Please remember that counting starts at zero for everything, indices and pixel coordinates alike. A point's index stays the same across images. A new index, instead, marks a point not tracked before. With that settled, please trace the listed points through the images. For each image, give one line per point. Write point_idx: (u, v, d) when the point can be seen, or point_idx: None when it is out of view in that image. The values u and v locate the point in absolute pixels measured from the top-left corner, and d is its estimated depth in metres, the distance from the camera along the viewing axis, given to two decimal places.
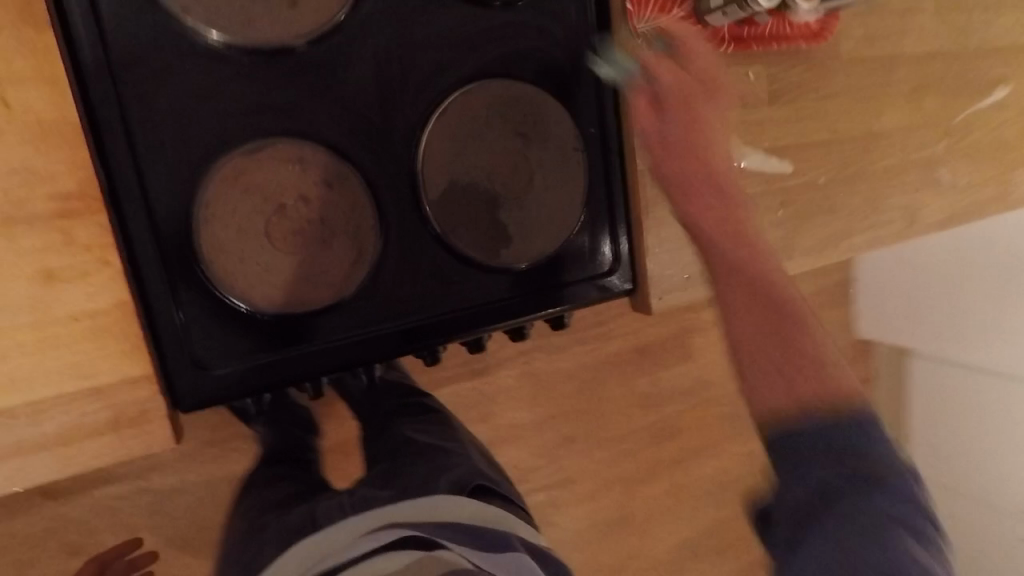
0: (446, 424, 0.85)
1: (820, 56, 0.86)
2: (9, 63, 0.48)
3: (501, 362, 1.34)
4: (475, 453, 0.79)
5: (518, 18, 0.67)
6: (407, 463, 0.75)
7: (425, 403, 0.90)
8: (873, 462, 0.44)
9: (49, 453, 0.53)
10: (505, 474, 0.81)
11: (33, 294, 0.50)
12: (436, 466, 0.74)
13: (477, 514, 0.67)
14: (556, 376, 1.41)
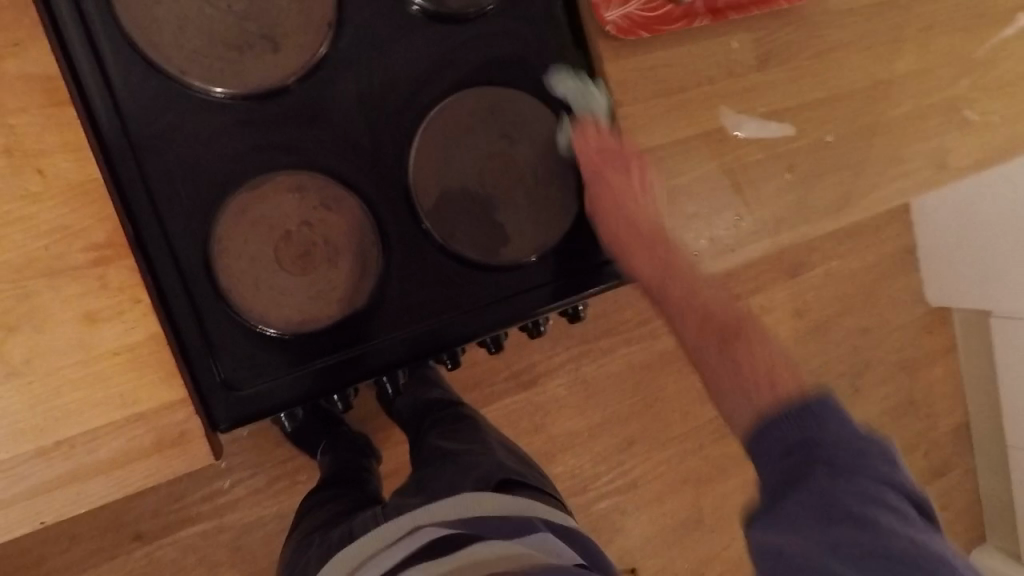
0: (478, 428, 0.87)
1: (806, 14, 0.85)
2: (38, 136, 0.55)
3: (548, 372, 1.35)
4: (504, 451, 0.81)
5: (490, 27, 0.70)
6: (438, 466, 0.77)
7: (457, 410, 0.93)
8: (840, 442, 0.51)
9: (107, 476, 0.59)
10: (536, 467, 0.82)
11: (78, 335, 0.57)
12: (462, 467, 0.75)
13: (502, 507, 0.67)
14: (606, 381, 1.39)
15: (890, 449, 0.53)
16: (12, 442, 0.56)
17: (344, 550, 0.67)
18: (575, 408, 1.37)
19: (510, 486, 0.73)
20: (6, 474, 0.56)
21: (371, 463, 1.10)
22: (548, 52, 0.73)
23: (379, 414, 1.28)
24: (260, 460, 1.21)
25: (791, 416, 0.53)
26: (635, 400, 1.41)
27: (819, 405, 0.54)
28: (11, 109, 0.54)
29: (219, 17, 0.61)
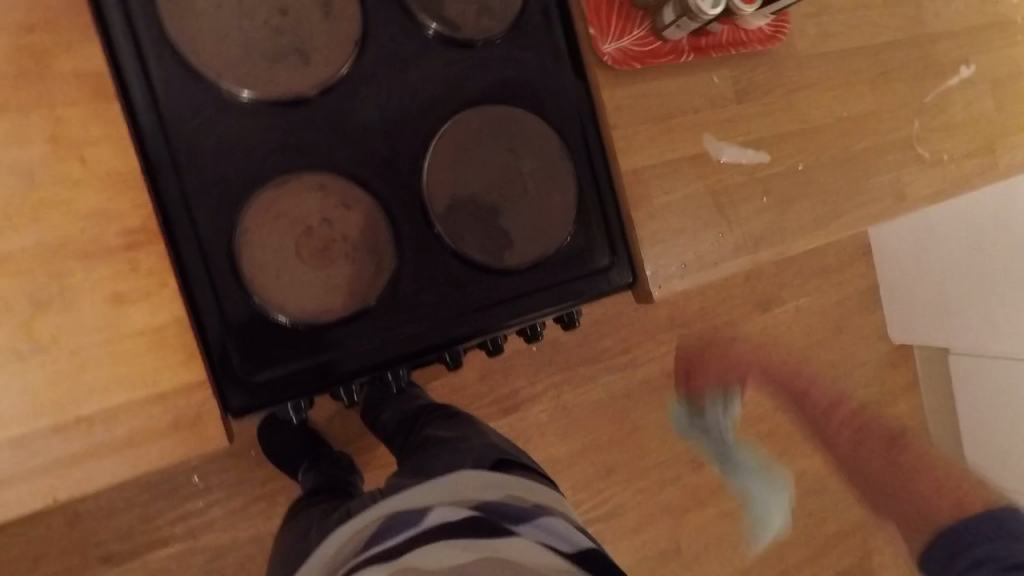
0: (471, 420, 0.95)
1: (777, 56, 0.95)
2: (84, 128, 0.59)
3: (534, 396, 1.37)
4: (494, 436, 0.89)
5: (498, 54, 0.78)
6: (434, 456, 0.85)
7: (447, 410, 0.99)
8: (1022, 555, 0.75)
9: (121, 454, 0.61)
10: (522, 449, 0.91)
11: (105, 315, 0.60)
12: (458, 452, 0.84)
13: (501, 487, 0.76)
14: (589, 407, 1.41)
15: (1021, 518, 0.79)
16: (31, 418, 0.58)
17: (352, 522, 0.76)
18: (559, 433, 1.39)
19: (505, 467, 0.82)
20: (20, 451, 0.58)
21: (356, 472, 1.13)
22: (550, 79, 0.81)
23: (365, 433, 1.29)
24: (241, 478, 1.20)
25: (968, 532, 0.80)
26: (617, 427, 1.44)
27: (1009, 523, 0.78)
28: (60, 100, 0.59)
29: (255, 29, 0.67)
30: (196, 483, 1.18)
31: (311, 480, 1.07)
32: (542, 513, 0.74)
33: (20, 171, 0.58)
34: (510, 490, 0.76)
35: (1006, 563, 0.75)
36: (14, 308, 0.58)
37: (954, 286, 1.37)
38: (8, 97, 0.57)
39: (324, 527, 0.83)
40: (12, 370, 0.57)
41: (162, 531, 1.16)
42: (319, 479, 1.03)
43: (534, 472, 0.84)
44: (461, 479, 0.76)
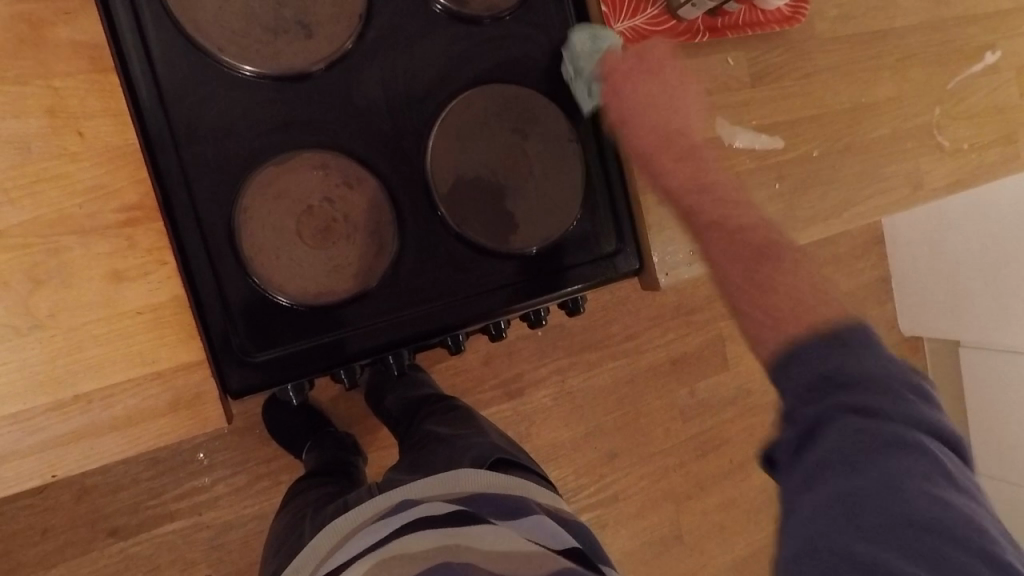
0: (470, 416, 0.94)
1: (795, 38, 0.92)
2: (81, 101, 0.58)
3: (537, 381, 1.36)
4: (495, 434, 0.88)
5: (506, 31, 0.76)
6: (434, 451, 0.85)
7: (449, 403, 0.98)
8: (864, 376, 0.60)
9: (120, 433, 0.61)
10: (522, 447, 0.90)
11: (103, 293, 0.59)
12: (457, 450, 0.83)
13: (495, 483, 0.75)
14: (592, 393, 1.41)
15: (922, 390, 0.61)
16: (30, 394, 0.58)
17: (343, 517, 0.76)
18: (562, 418, 1.39)
19: (502, 466, 0.80)
20: (18, 427, 0.58)
21: (360, 453, 1.13)
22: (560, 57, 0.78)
23: (367, 415, 1.28)
24: (244, 456, 1.21)
25: (814, 357, 0.62)
26: (620, 413, 1.43)
27: (851, 339, 0.62)
28: (58, 71, 0.57)
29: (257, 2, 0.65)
30: (200, 460, 1.19)
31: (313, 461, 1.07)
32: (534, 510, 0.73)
33: (17, 144, 0.56)
34: (503, 485, 0.75)
35: (872, 423, 0.58)
36: (13, 284, 0.57)
37: (968, 276, 1.34)
38: (4, 68, 0.56)
39: (322, 514, 0.83)
40: (11, 346, 0.57)
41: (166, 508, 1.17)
42: (322, 460, 1.03)
43: (533, 473, 0.83)
44: (455, 476, 0.75)
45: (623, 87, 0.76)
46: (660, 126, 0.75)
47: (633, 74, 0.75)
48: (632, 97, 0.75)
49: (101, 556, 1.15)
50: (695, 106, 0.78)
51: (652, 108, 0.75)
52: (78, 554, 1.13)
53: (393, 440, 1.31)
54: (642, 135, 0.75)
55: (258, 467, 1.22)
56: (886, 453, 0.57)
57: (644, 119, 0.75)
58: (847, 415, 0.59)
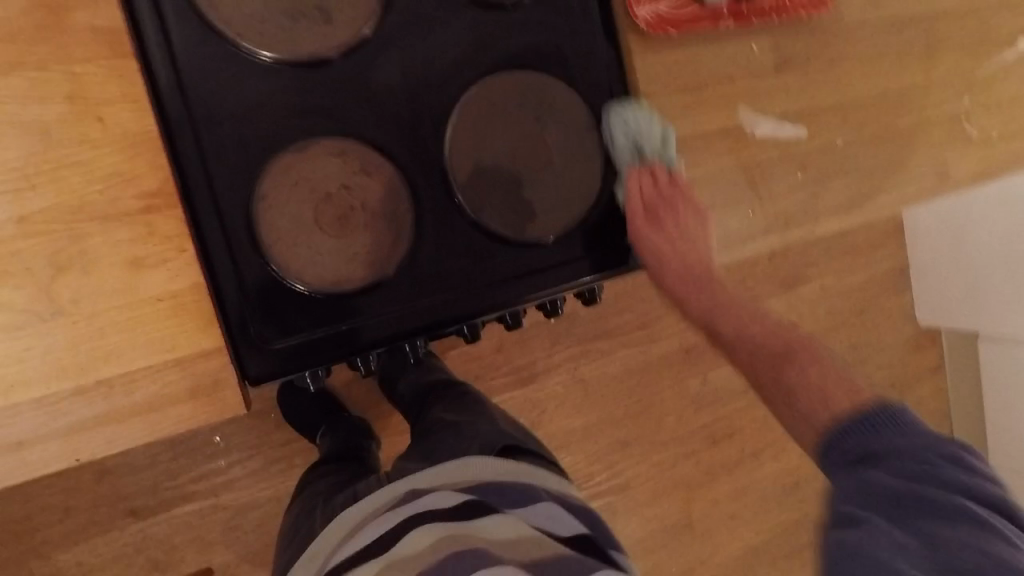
0: (481, 400, 0.94)
1: (820, 23, 0.90)
2: (101, 87, 0.58)
3: (549, 370, 1.36)
4: (502, 419, 0.88)
5: (526, 15, 0.74)
6: (442, 437, 0.85)
7: (460, 389, 0.99)
8: (905, 450, 0.54)
9: (141, 419, 0.61)
10: (530, 431, 0.89)
11: (123, 279, 0.59)
12: (464, 437, 0.83)
13: (501, 471, 0.75)
14: (604, 382, 1.40)
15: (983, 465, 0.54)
16: (52, 379, 0.58)
17: (351, 508, 0.76)
18: (574, 406, 1.39)
19: (511, 452, 0.80)
20: (41, 411, 0.58)
21: (372, 438, 1.14)
22: (580, 43, 0.77)
23: (380, 400, 1.29)
24: (259, 440, 1.22)
25: (851, 429, 0.57)
26: (632, 403, 1.43)
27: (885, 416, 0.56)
28: (76, 56, 0.57)
29: None
30: (216, 443, 1.20)
31: (326, 446, 1.08)
32: (541, 500, 0.73)
33: (37, 130, 0.56)
34: (511, 474, 0.75)
35: (922, 466, 0.53)
36: (34, 269, 0.57)
37: (989, 268, 1.32)
38: (24, 52, 0.56)
39: (333, 504, 0.84)
40: (33, 331, 0.57)
41: (184, 490, 1.19)
42: (334, 446, 1.04)
43: (540, 458, 0.83)
44: (463, 465, 0.75)
45: (653, 218, 0.79)
46: (683, 254, 0.79)
47: (658, 200, 0.79)
48: (659, 225, 0.79)
49: (120, 536, 1.17)
50: (714, 243, 0.84)
51: (676, 246, 0.79)
52: (98, 533, 1.16)
53: (405, 426, 1.32)
54: (666, 258, 0.78)
55: (274, 451, 1.23)
56: (947, 499, 0.50)
57: (655, 241, 0.78)
58: (901, 489, 0.51)
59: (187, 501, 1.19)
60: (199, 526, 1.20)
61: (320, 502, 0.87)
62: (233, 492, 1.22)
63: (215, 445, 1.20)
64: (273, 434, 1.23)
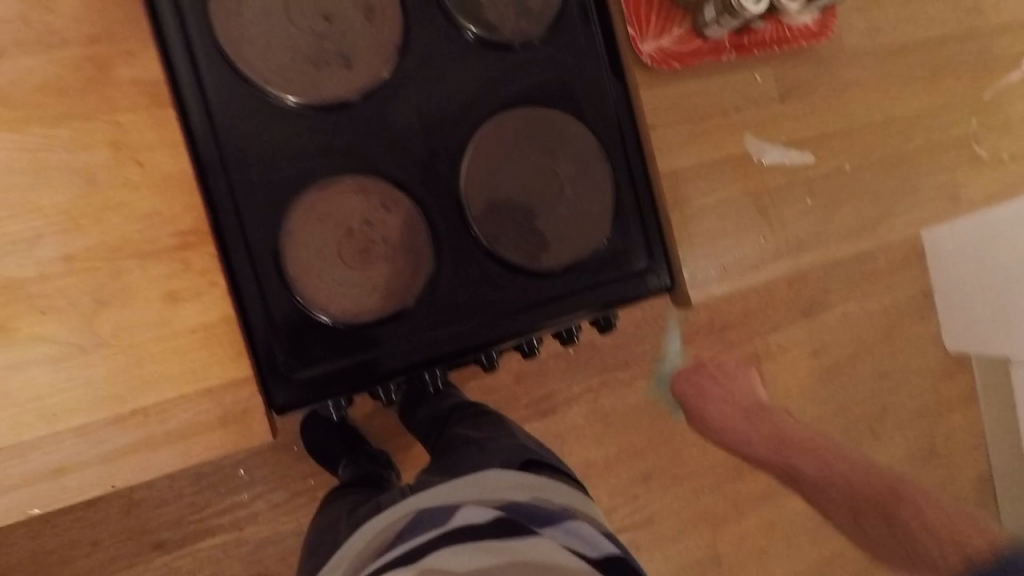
0: (501, 420, 0.99)
1: (824, 53, 0.92)
2: (141, 134, 0.62)
3: (570, 399, 1.37)
4: (521, 435, 0.96)
5: (536, 56, 0.78)
6: (464, 454, 0.90)
7: (478, 411, 1.03)
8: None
9: (174, 447, 0.64)
10: (546, 448, 0.98)
11: (159, 313, 0.63)
12: (488, 452, 0.89)
13: (526, 487, 0.81)
14: (626, 411, 1.40)
15: None
16: (92, 408, 0.61)
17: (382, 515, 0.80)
18: (596, 436, 1.38)
19: (533, 466, 0.88)
20: (80, 440, 0.61)
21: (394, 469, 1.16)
22: (589, 78, 0.80)
23: (401, 432, 1.31)
24: (283, 472, 1.24)
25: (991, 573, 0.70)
26: (654, 432, 1.42)
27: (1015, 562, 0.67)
28: (119, 107, 0.62)
29: (301, 35, 0.69)
30: (241, 475, 1.22)
31: (347, 473, 1.10)
32: (563, 514, 0.78)
33: (83, 175, 0.61)
34: (541, 495, 0.80)
35: None
36: (78, 304, 0.61)
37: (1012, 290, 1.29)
38: (72, 105, 0.61)
39: (356, 518, 0.86)
40: (75, 363, 0.61)
41: (208, 522, 1.21)
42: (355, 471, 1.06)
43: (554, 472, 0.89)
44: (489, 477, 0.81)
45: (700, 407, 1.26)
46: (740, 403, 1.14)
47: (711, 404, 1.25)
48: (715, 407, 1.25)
49: (147, 569, 1.18)
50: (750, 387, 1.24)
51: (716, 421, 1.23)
52: (124, 567, 1.17)
53: (426, 456, 1.33)
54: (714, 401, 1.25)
55: (297, 483, 1.25)
56: None
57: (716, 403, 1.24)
58: None
59: (212, 534, 1.21)
60: (222, 560, 1.21)
61: (341, 517, 0.89)
62: (256, 525, 1.23)
63: (240, 477, 1.22)
64: (296, 467, 1.25)
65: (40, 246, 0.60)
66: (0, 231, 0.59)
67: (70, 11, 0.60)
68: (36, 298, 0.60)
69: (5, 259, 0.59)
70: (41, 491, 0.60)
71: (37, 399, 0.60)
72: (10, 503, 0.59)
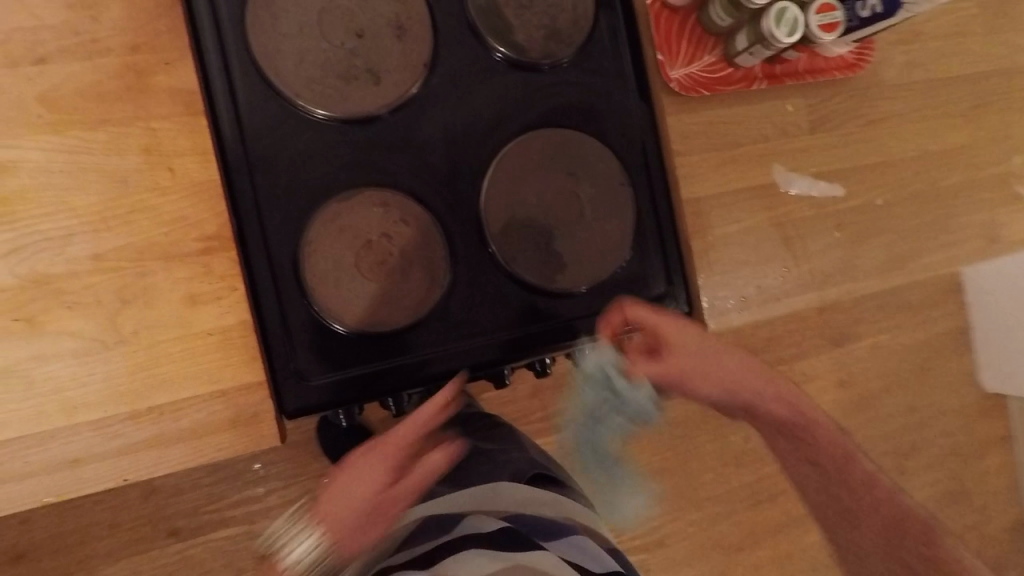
0: (514, 434, 1.02)
1: (861, 84, 0.90)
2: (173, 141, 0.64)
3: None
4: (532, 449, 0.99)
5: (563, 77, 0.79)
6: (473, 466, 0.92)
7: (491, 423, 1.04)
8: None
9: (186, 444, 0.65)
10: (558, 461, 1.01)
11: (180, 314, 0.65)
12: (498, 463, 0.92)
13: (533, 506, 0.85)
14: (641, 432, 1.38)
15: None
16: (111, 403, 0.63)
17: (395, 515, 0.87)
18: (609, 454, 1.37)
19: (542, 479, 0.91)
20: (98, 433, 0.63)
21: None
22: (616, 102, 0.80)
23: None
24: (297, 469, 1.26)
25: None
26: (669, 454, 1.40)
27: None
28: (155, 114, 0.64)
29: (333, 50, 0.70)
30: (256, 470, 1.25)
31: None
32: (568, 532, 0.83)
33: (117, 178, 0.63)
34: (547, 508, 0.85)
35: None
36: (104, 301, 0.63)
37: None
38: (110, 110, 0.63)
39: None
40: (98, 358, 0.63)
41: (222, 513, 1.23)
42: None
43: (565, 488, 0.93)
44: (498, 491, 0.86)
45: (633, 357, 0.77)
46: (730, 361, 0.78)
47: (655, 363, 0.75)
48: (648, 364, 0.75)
49: (161, 554, 1.21)
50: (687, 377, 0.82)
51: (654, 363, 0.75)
52: (139, 551, 1.20)
53: None
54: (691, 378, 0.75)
55: (310, 481, 1.27)
56: None
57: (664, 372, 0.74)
58: None
59: (225, 524, 1.23)
60: (234, 551, 1.24)
61: None
62: (268, 519, 1.25)
63: (255, 471, 1.25)
64: (310, 465, 1.27)
65: (73, 244, 0.62)
66: (35, 227, 0.62)
67: (115, 21, 0.63)
68: (66, 293, 0.62)
69: (39, 255, 0.62)
70: (58, 480, 0.62)
71: (60, 391, 0.62)
72: (28, 490, 0.62)
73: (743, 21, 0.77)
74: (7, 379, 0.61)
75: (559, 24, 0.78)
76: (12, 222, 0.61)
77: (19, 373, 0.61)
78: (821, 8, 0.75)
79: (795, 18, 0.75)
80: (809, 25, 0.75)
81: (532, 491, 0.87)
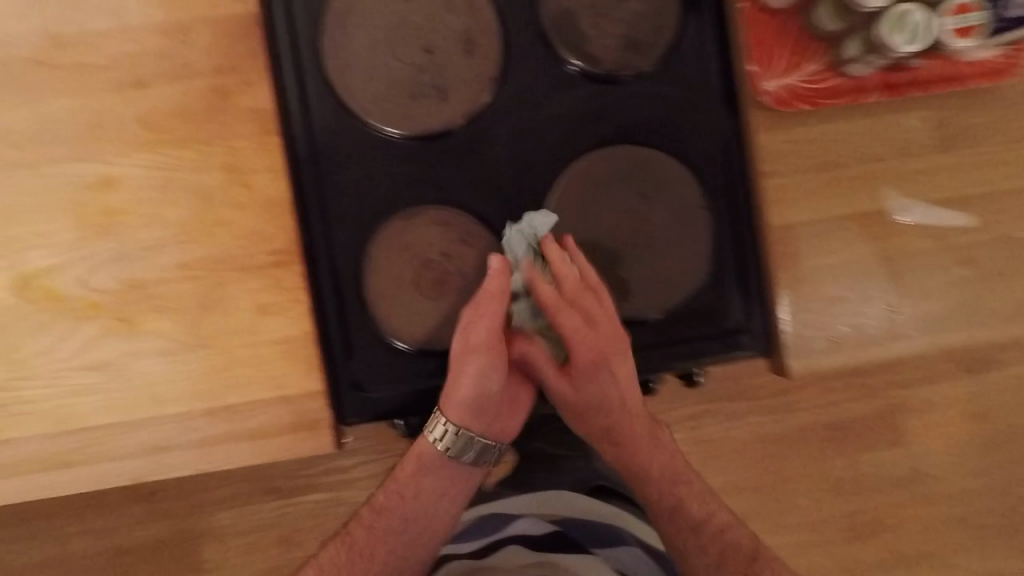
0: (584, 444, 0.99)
1: (1011, 91, 0.75)
2: (251, 158, 0.68)
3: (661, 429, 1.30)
4: None
5: (641, 90, 0.73)
6: (535, 474, 0.90)
7: None
8: None
9: (253, 442, 0.70)
10: None
11: (252, 322, 0.69)
12: (561, 471, 0.90)
13: (588, 519, 0.87)
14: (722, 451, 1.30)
15: None
16: (191, 398, 0.69)
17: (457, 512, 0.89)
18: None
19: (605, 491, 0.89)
20: (179, 425, 0.70)
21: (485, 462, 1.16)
22: (697, 119, 0.74)
23: None
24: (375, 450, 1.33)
25: None
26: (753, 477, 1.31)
27: None
28: (236, 134, 0.68)
29: (403, 69, 0.70)
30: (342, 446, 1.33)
31: None
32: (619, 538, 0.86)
33: (201, 194, 0.68)
34: (604, 518, 0.87)
35: None
36: (189, 305, 0.69)
37: None
38: (198, 130, 0.68)
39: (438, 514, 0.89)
40: (181, 358, 0.69)
41: (311, 481, 1.33)
42: None
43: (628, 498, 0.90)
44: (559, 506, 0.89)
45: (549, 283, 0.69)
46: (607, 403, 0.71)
47: (579, 283, 0.69)
48: (558, 277, 0.68)
49: (257, 512, 1.33)
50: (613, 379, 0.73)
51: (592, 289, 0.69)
52: (239, 506, 1.33)
53: None
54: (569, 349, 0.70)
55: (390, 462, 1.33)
56: None
57: (573, 322, 0.68)
58: None
59: (313, 492, 1.33)
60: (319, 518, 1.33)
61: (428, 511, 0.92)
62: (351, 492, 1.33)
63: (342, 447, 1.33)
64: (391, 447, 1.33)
65: (164, 253, 0.68)
66: (135, 236, 0.68)
67: (203, 46, 0.67)
68: (156, 297, 0.69)
69: (136, 261, 0.68)
70: (146, 463, 0.70)
71: (150, 385, 0.69)
72: (123, 470, 0.70)
73: (860, 24, 0.68)
74: (109, 370, 0.69)
75: (640, 32, 0.72)
76: (118, 232, 0.68)
77: (120, 364, 0.69)
78: (959, 11, 0.66)
79: (921, 25, 0.65)
80: (942, 31, 0.66)
81: (590, 501, 0.88)
